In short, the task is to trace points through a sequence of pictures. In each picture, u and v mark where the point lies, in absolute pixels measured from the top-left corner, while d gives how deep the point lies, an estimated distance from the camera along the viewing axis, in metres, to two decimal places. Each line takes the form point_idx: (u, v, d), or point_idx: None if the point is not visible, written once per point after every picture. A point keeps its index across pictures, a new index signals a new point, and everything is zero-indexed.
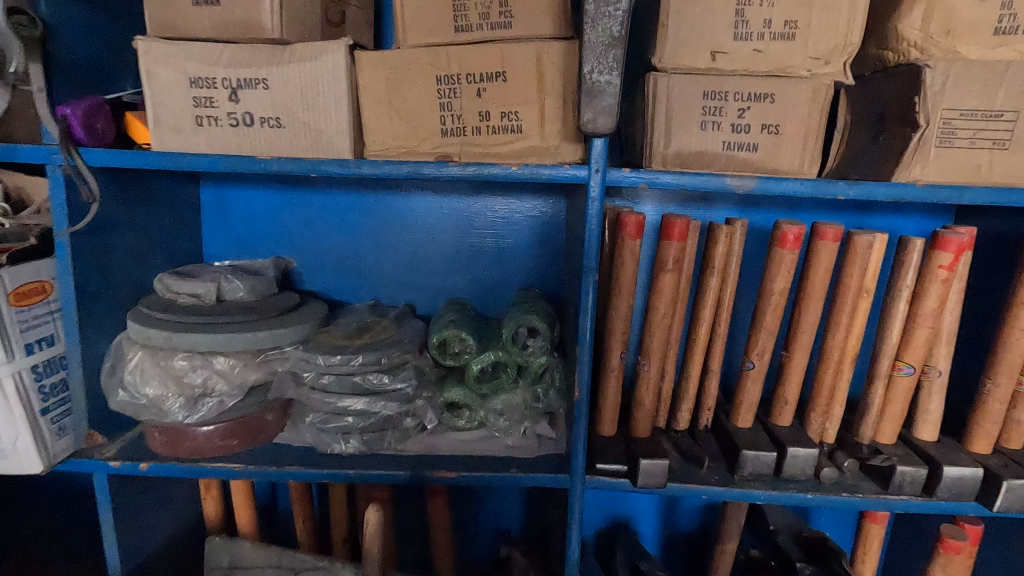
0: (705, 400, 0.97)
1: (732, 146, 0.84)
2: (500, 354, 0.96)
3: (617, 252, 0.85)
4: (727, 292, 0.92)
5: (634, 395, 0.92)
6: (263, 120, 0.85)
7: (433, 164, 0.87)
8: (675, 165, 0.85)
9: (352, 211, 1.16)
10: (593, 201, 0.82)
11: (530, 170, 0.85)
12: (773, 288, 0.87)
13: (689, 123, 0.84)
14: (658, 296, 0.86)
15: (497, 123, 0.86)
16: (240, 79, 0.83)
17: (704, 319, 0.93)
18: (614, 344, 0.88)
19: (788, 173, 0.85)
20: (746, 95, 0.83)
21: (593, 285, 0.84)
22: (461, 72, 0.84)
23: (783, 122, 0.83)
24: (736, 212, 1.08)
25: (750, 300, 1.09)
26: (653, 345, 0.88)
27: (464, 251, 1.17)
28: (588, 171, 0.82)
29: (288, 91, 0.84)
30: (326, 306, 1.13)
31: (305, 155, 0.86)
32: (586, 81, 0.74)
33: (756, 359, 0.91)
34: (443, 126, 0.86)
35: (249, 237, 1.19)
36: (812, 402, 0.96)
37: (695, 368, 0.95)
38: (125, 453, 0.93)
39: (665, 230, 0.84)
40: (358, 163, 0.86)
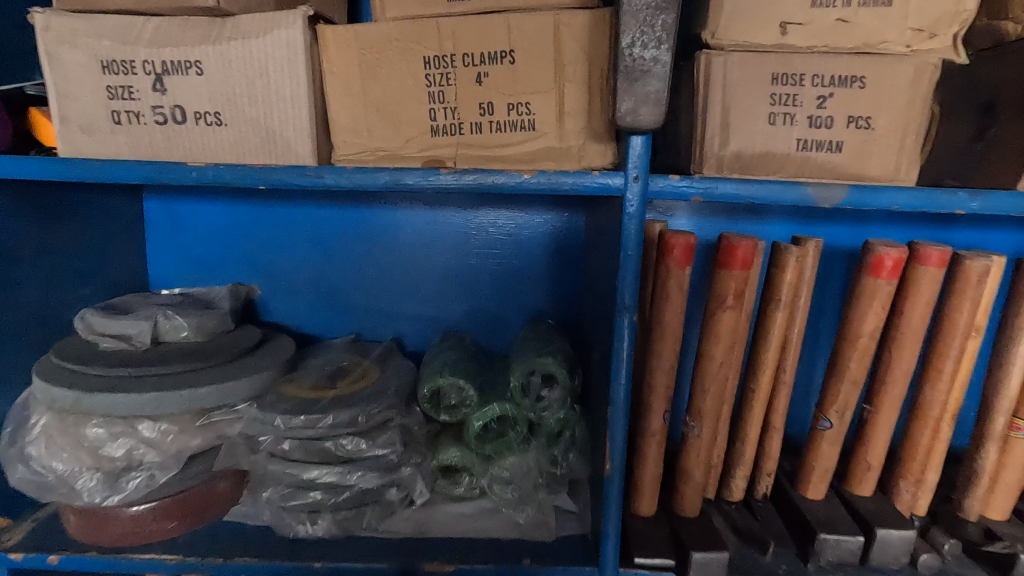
0: (766, 464, 0.77)
1: (808, 145, 0.65)
2: (506, 409, 0.77)
3: (660, 285, 0.66)
4: (796, 332, 0.73)
5: (680, 464, 0.72)
6: (197, 116, 0.65)
7: (419, 171, 0.66)
8: (734, 170, 0.66)
9: (327, 228, 0.97)
10: (631, 218, 0.62)
11: (549, 179, 0.64)
12: (860, 329, 0.68)
13: (752, 116, 0.64)
14: (714, 341, 0.66)
15: (503, 117, 0.66)
16: (165, 62, 0.64)
17: (767, 365, 0.73)
18: (656, 403, 0.68)
19: (881, 180, 0.65)
20: (828, 78, 0.64)
21: (630, 328, 0.64)
22: (455, 52, 0.65)
23: (876, 113, 0.64)
24: (788, 226, 0.91)
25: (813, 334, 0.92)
26: (706, 404, 0.68)
27: (461, 274, 0.98)
28: (624, 179, 0.62)
29: (230, 78, 0.64)
30: (294, 343, 0.93)
31: (252, 160, 0.66)
32: (622, 59, 0.55)
33: (835, 417, 0.72)
34: (434, 122, 0.67)
35: (204, 259, 0.99)
36: (900, 467, 0.77)
37: (754, 427, 0.76)
38: (31, 540, 0.74)
39: (723, 256, 0.64)
40: (321, 169, 0.65)
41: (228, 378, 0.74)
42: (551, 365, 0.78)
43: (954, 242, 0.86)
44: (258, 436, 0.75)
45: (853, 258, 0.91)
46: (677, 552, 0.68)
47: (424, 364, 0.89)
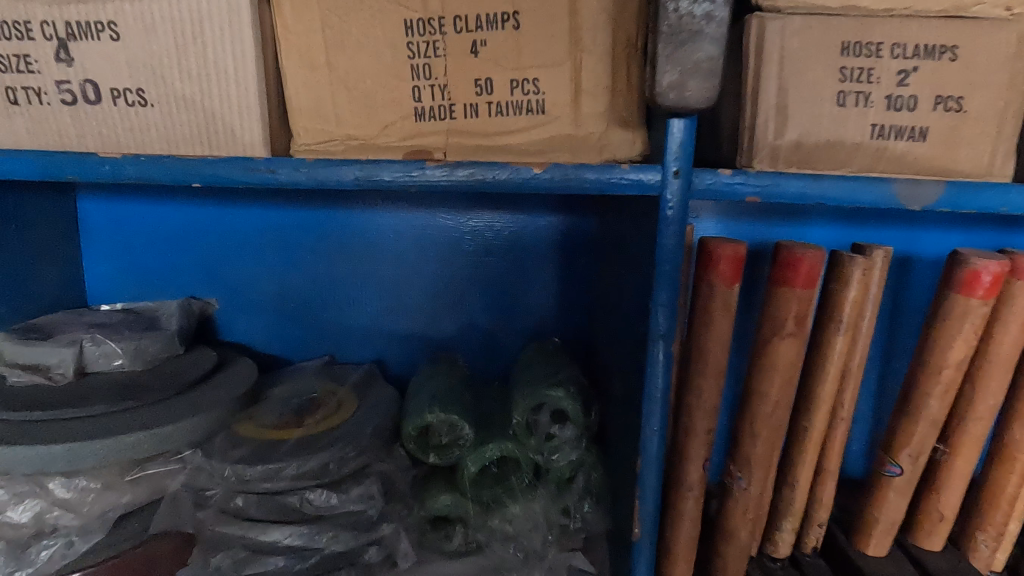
0: (817, 515, 0.65)
1: (886, 132, 0.52)
2: (509, 448, 0.64)
3: (703, 306, 0.53)
4: (857, 358, 0.61)
5: (720, 521, 0.59)
6: (115, 94, 0.51)
7: (399, 164, 0.53)
8: (792, 163, 0.53)
9: (296, 233, 0.83)
10: (670, 222, 0.49)
11: (564, 174, 0.51)
12: (943, 358, 0.55)
13: (817, 95, 0.51)
14: (768, 376, 0.53)
15: (504, 98, 0.53)
16: (70, 23, 0.50)
17: (824, 400, 0.61)
18: (694, 449, 0.56)
19: (972, 176, 0.53)
20: (912, 48, 0.51)
21: (667, 361, 0.52)
22: (443, 15, 0.51)
23: (969, 93, 0.51)
24: (831, 230, 0.78)
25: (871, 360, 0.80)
26: (755, 451, 0.56)
27: (451, 286, 0.84)
28: (663, 173, 0.49)
29: (156, 45, 0.50)
30: (257, 367, 0.79)
31: (185, 150, 0.52)
32: (666, 16, 0.42)
33: (905, 463, 0.59)
34: (418, 103, 0.54)
35: (152, 269, 0.85)
36: (976, 517, 0.64)
37: (806, 472, 0.63)
38: None
39: (783, 272, 0.51)
40: (273, 163, 0.52)
41: (167, 421, 0.60)
42: (564, 399, 0.64)
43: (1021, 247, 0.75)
44: (207, 490, 0.61)
45: (907, 267, 0.78)
46: None
47: (410, 392, 0.75)
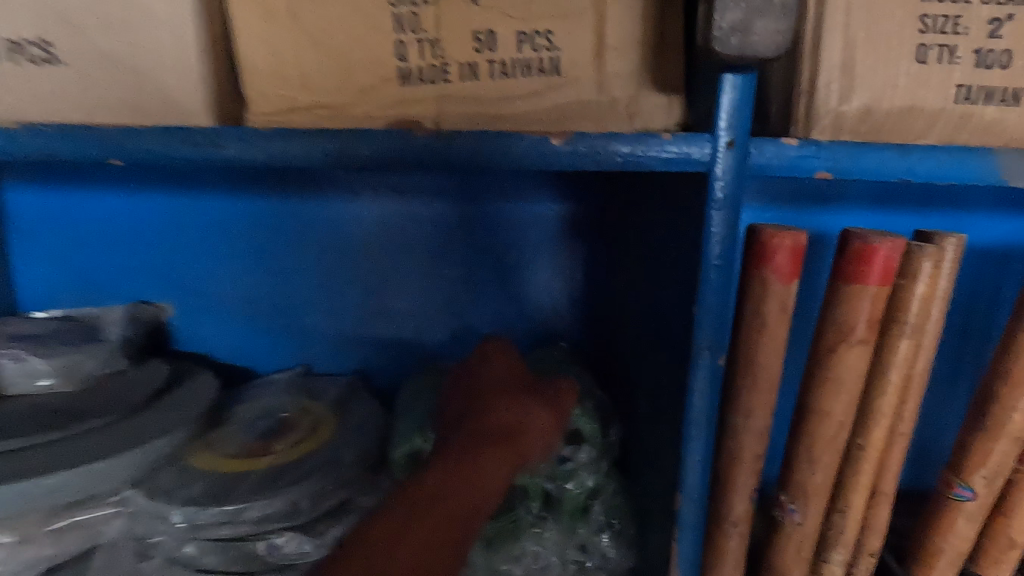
0: (870, 543, 0.57)
1: (973, 94, 0.43)
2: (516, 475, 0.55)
3: (753, 308, 0.44)
4: (923, 364, 0.52)
5: (770, 559, 0.50)
6: (13, 48, 0.40)
7: (379, 135, 0.42)
8: (860, 134, 0.44)
9: (262, 227, 0.72)
10: (721, 207, 0.40)
11: (590, 147, 0.40)
12: None
13: (893, 47, 0.42)
14: (833, 390, 0.44)
15: (510, 54, 0.43)
16: None
17: (884, 414, 0.52)
18: (741, 478, 0.47)
19: None
20: None
21: (714, 375, 0.43)
22: None
23: None
24: (869, 216, 0.70)
25: None
26: (813, 478, 0.47)
27: (442, 284, 0.74)
28: (712, 146, 0.39)
29: None
30: (217, 381, 0.67)
31: (108, 121, 0.41)
32: None
33: (980, 486, 0.51)
34: (402, 62, 0.43)
35: (92, 271, 0.72)
36: None
37: (861, 497, 0.54)
38: None
39: (854, 267, 0.42)
40: (219, 134, 0.41)
41: (100, 455, 0.49)
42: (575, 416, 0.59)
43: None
44: (152, 537, 0.51)
45: None
46: None
47: (399, 410, 0.66)
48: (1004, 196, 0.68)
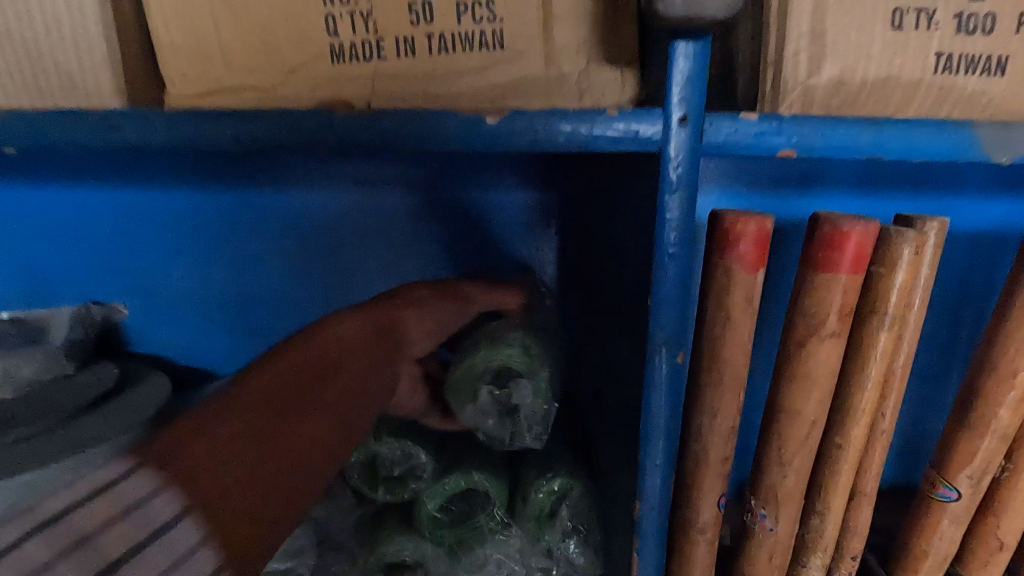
0: (851, 547, 0.54)
1: (953, 64, 0.39)
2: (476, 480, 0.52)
3: (715, 300, 0.41)
4: (906, 357, 0.49)
5: (741, 567, 0.47)
6: None
7: (303, 116, 0.37)
8: (832, 110, 0.40)
9: (215, 222, 0.68)
10: (675, 191, 0.37)
11: (533, 128, 0.37)
12: None
13: (866, 13, 0.39)
14: (805, 389, 0.41)
15: (448, 26, 0.39)
16: None
17: (863, 412, 0.49)
18: (708, 484, 0.44)
19: None
20: None
21: (673, 374, 0.39)
22: None
23: None
24: (853, 198, 0.66)
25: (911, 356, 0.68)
26: (785, 481, 0.44)
27: (408, 279, 0.71)
28: (664, 124, 0.36)
29: None
30: (169, 386, 0.63)
31: (9, 107, 0.38)
32: None
33: (966, 487, 0.48)
34: (330, 36, 0.39)
35: (40, 269, 0.69)
36: None
37: (840, 498, 0.51)
38: None
39: (823, 254, 0.39)
40: (124, 116, 0.37)
41: None
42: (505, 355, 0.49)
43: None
44: None
45: None
46: None
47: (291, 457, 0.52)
48: (998, 177, 0.65)
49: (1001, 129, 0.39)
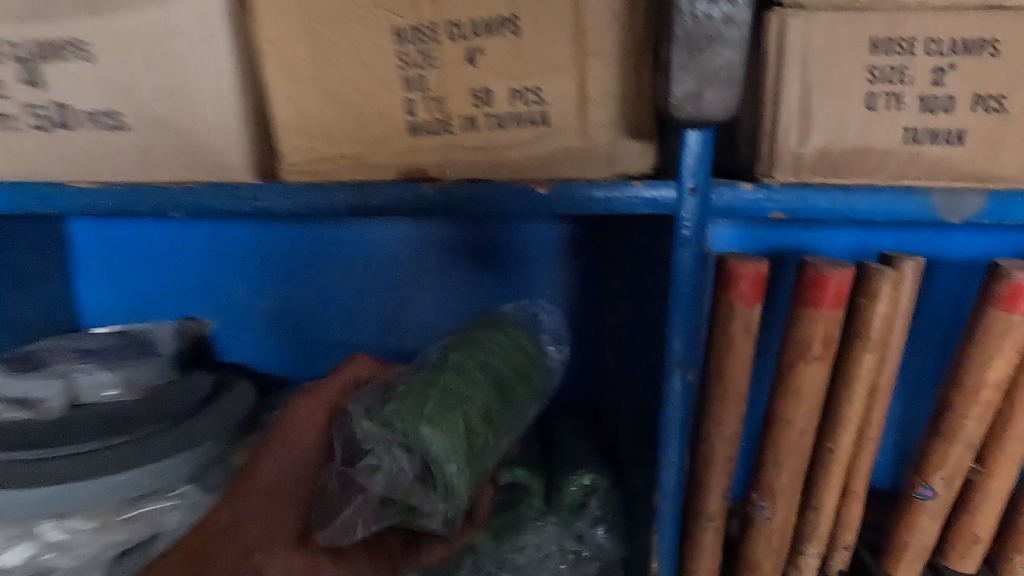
0: (844, 538, 0.62)
1: (919, 136, 0.48)
2: (520, 472, 0.62)
3: (720, 327, 0.50)
4: (888, 373, 0.57)
5: (743, 550, 0.56)
6: (89, 119, 0.48)
7: (394, 186, 0.50)
8: (820, 173, 0.49)
9: (292, 251, 0.80)
10: (687, 243, 0.46)
11: (571, 193, 0.48)
12: (983, 377, 0.51)
13: (845, 97, 0.47)
14: (795, 403, 0.50)
15: (504, 108, 0.49)
16: (33, 43, 0.46)
17: (850, 421, 0.57)
18: (715, 480, 0.53)
19: (1011, 183, 0.49)
20: (948, 43, 0.46)
21: (685, 390, 0.48)
22: (437, 20, 0.47)
23: (1012, 89, 0.47)
24: (862, 234, 0.69)
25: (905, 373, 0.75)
26: (780, 479, 0.53)
27: (455, 300, 0.81)
28: (678, 191, 0.45)
29: (127, 63, 0.46)
30: (255, 393, 0.74)
31: (169, 177, 0.49)
32: (680, 21, 0.38)
33: (940, 486, 0.56)
34: (411, 117, 0.50)
35: (145, 290, 0.81)
36: (1012, 536, 0.61)
37: (832, 495, 0.60)
38: None
39: (808, 291, 0.48)
40: (258, 188, 0.49)
41: (162, 454, 0.59)
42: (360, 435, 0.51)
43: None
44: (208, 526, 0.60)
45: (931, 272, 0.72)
46: None
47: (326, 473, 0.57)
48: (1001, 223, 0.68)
49: (950, 195, 0.49)
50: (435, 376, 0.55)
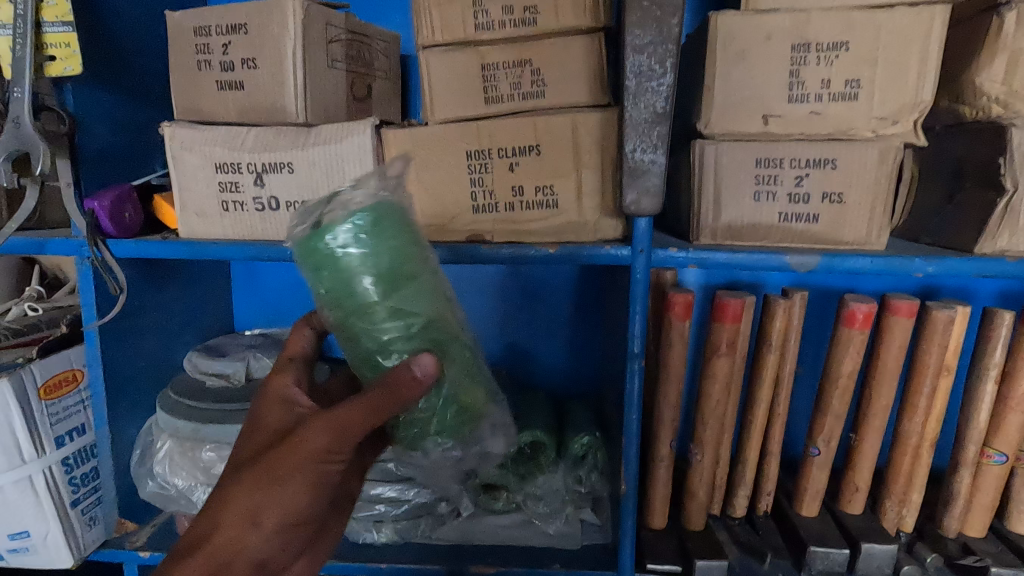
0: (764, 486, 0.89)
1: (788, 217, 0.78)
2: (538, 434, 0.91)
3: (665, 333, 0.80)
4: (788, 368, 0.84)
5: (687, 483, 0.85)
6: (289, 205, 0.82)
7: (465, 246, 0.82)
8: (726, 238, 0.79)
9: None
10: (638, 282, 0.76)
11: (570, 251, 0.79)
12: (840, 370, 0.79)
13: (741, 194, 0.78)
14: (711, 382, 0.79)
15: (531, 197, 0.80)
16: (265, 163, 0.80)
17: (761, 400, 0.85)
18: (663, 432, 0.82)
19: (853, 246, 0.77)
20: (805, 161, 0.76)
21: (640, 372, 0.77)
22: (492, 147, 0.80)
23: (847, 189, 0.76)
24: (792, 279, 0.94)
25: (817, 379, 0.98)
26: (706, 433, 0.82)
27: (496, 319, 1.10)
28: (632, 251, 0.76)
29: (314, 174, 0.80)
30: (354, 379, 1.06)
31: None
32: (628, 160, 0.69)
33: (822, 445, 0.84)
34: (474, 202, 0.82)
35: (281, 306, 1.16)
36: (886, 488, 0.87)
37: (753, 452, 0.87)
38: (153, 542, 0.90)
39: (717, 311, 0.78)
40: None
41: None
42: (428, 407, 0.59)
43: (943, 293, 0.89)
44: None
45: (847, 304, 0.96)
46: (683, 559, 0.81)
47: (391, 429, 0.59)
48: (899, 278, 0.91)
49: (800, 257, 0.75)
50: (411, 326, 0.54)
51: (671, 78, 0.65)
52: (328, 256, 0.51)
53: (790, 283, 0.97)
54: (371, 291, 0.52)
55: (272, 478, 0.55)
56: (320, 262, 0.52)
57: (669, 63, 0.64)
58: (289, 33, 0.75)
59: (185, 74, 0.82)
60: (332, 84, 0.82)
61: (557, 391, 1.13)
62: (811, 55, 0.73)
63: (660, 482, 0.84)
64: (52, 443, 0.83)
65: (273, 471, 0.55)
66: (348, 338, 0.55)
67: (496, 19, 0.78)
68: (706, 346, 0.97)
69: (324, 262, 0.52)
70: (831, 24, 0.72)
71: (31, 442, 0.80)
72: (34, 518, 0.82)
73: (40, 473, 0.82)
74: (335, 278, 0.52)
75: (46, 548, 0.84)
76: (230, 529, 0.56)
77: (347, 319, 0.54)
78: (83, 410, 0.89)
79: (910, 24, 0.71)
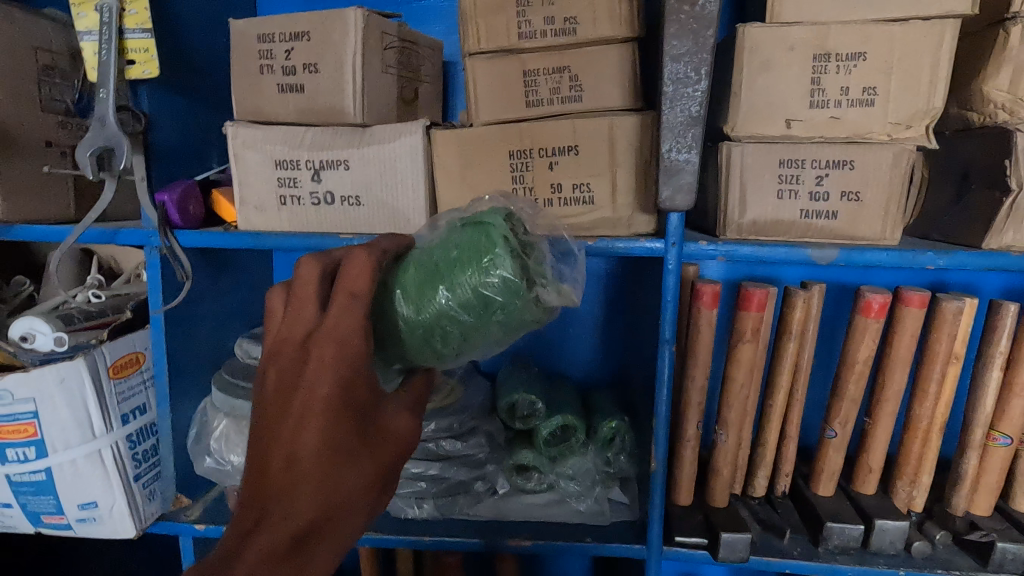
0: (783, 467, 0.94)
1: (809, 214, 0.84)
2: (569, 417, 0.96)
3: (693, 321, 0.86)
4: (806, 356, 0.90)
5: (712, 463, 0.91)
6: (343, 199, 0.88)
7: None
8: (751, 234, 0.85)
9: None
10: (670, 274, 0.82)
11: (606, 244, 0.85)
12: (856, 356, 0.85)
13: (765, 192, 0.84)
14: (736, 367, 0.85)
15: (569, 194, 0.86)
16: (323, 160, 0.87)
17: (781, 386, 0.91)
18: (691, 414, 0.88)
19: (869, 241, 0.83)
20: (825, 162, 0.82)
21: (670, 357, 0.83)
22: (533, 147, 0.86)
23: (864, 188, 0.82)
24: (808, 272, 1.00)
25: (832, 368, 1.04)
26: (731, 416, 0.88)
27: None
28: (665, 244, 0.82)
29: (368, 171, 0.86)
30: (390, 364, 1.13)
31: (382, 230, 0.89)
32: (664, 160, 0.75)
33: (838, 428, 0.89)
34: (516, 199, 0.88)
35: None
36: (898, 469, 0.92)
37: (773, 435, 0.93)
38: (207, 516, 0.96)
39: (742, 300, 0.84)
40: None
41: None
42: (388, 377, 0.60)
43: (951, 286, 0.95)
44: None
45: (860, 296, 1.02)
46: (708, 533, 0.87)
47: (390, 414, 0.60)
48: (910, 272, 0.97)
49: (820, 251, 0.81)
50: (425, 349, 0.56)
51: (705, 85, 0.71)
52: (491, 273, 0.50)
53: (806, 276, 1.03)
54: (454, 310, 0.52)
55: (387, 470, 0.54)
56: (482, 261, 0.50)
57: (703, 70, 0.70)
58: (350, 40, 0.82)
59: (246, 77, 0.88)
60: (385, 88, 0.88)
61: (583, 380, 1.19)
62: (831, 64, 0.79)
63: (686, 461, 0.90)
64: (118, 420, 0.89)
65: (393, 458, 0.54)
66: (410, 280, 0.54)
67: (539, 29, 0.84)
68: (728, 336, 1.03)
69: (482, 267, 0.50)
70: (851, 36, 0.78)
71: (101, 419, 0.86)
72: (101, 490, 0.88)
73: (108, 448, 0.87)
74: (472, 276, 0.50)
75: (111, 519, 0.90)
76: (346, 521, 0.52)
77: (431, 285, 0.52)
78: (144, 391, 0.95)
79: (923, 37, 0.77)
